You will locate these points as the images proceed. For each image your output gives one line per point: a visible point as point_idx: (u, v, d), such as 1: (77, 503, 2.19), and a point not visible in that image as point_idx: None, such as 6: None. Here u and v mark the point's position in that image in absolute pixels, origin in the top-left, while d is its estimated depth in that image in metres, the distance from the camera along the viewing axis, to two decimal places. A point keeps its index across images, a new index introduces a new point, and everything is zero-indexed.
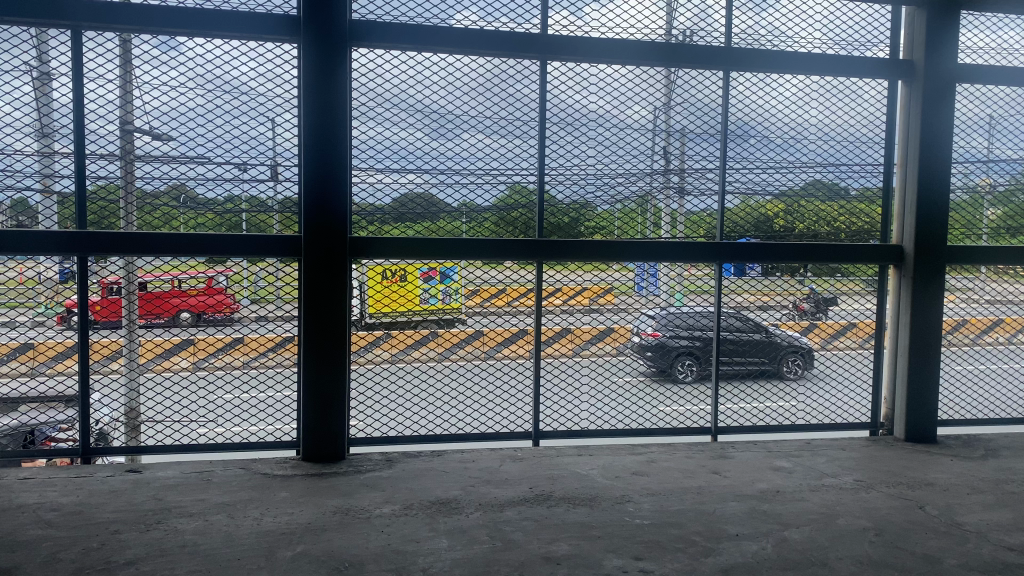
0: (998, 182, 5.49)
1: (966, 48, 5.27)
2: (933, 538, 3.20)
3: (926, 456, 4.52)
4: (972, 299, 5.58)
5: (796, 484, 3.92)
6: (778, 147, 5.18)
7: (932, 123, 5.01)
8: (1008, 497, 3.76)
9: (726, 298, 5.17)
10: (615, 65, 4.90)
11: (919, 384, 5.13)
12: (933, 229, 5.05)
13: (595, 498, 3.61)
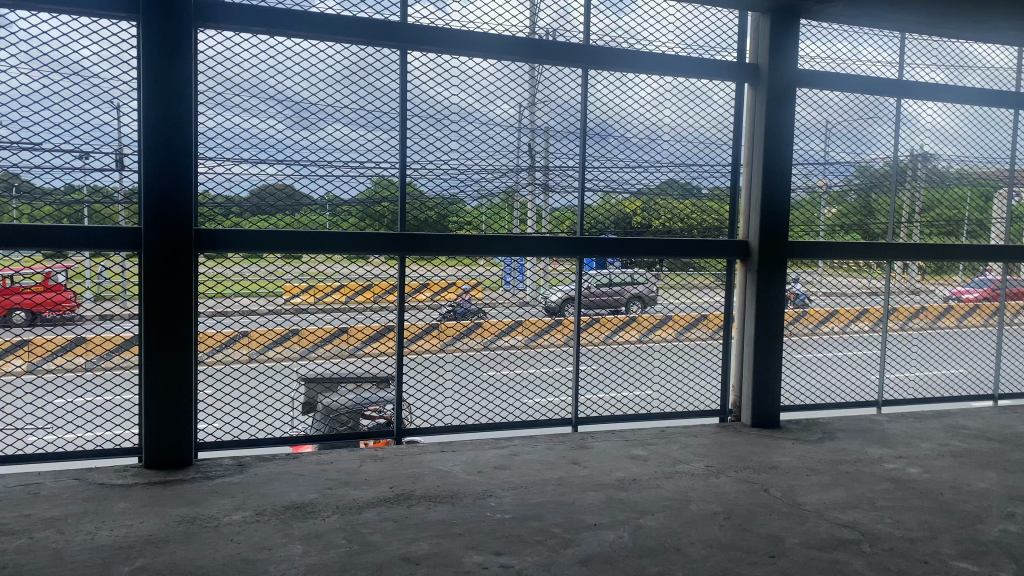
0: (834, 183, 5.91)
1: (807, 57, 5.59)
2: (776, 519, 3.36)
3: (770, 440, 4.77)
4: (810, 291, 5.93)
5: (651, 471, 4.04)
6: (637, 148, 5.31)
7: (776, 125, 5.27)
8: (843, 477, 4.03)
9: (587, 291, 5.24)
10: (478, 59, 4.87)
11: (764, 372, 5.40)
12: (776, 226, 5.34)
13: (456, 494, 3.57)
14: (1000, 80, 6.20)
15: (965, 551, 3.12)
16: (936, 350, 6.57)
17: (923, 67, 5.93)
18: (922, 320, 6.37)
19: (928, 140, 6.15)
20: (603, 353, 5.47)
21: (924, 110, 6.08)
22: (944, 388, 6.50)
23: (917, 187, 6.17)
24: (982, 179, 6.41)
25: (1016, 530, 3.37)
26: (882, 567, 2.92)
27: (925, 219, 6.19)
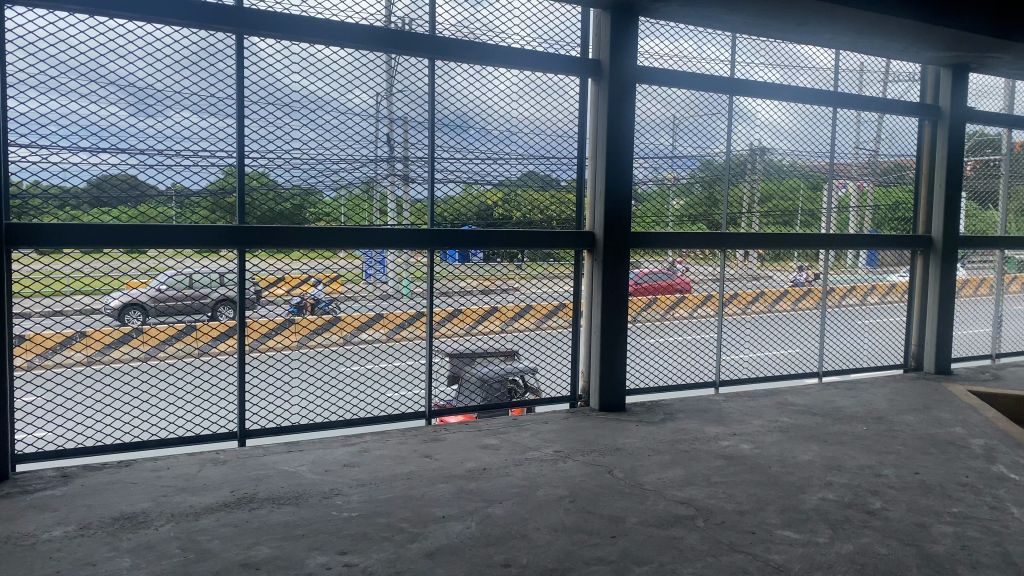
0: (682, 175, 6.19)
1: (645, 53, 5.80)
2: (618, 500, 3.49)
3: (617, 424, 4.94)
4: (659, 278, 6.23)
5: (501, 460, 4.09)
6: (496, 141, 5.35)
7: (617, 119, 5.43)
8: (682, 456, 4.23)
9: (450, 283, 5.29)
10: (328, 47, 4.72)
11: (611, 357, 5.58)
12: (620, 217, 5.52)
13: (301, 495, 3.48)
14: (826, 79, 6.67)
15: (788, 519, 3.35)
16: (770, 333, 6.90)
17: (751, 65, 6.28)
18: (761, 305, 6.78)
19: (763, 135, 6.54)
20: (469, 344, 5.42)
21: (760, 107, 6.47)
22: (774, 366, 6.84)
23: (755, 180, 6.53)
24: (815, 172, 6.83)
25: (832, 497, 3.66)
26: (714, 540, 3.09)
27: (763, 210, 6.55)
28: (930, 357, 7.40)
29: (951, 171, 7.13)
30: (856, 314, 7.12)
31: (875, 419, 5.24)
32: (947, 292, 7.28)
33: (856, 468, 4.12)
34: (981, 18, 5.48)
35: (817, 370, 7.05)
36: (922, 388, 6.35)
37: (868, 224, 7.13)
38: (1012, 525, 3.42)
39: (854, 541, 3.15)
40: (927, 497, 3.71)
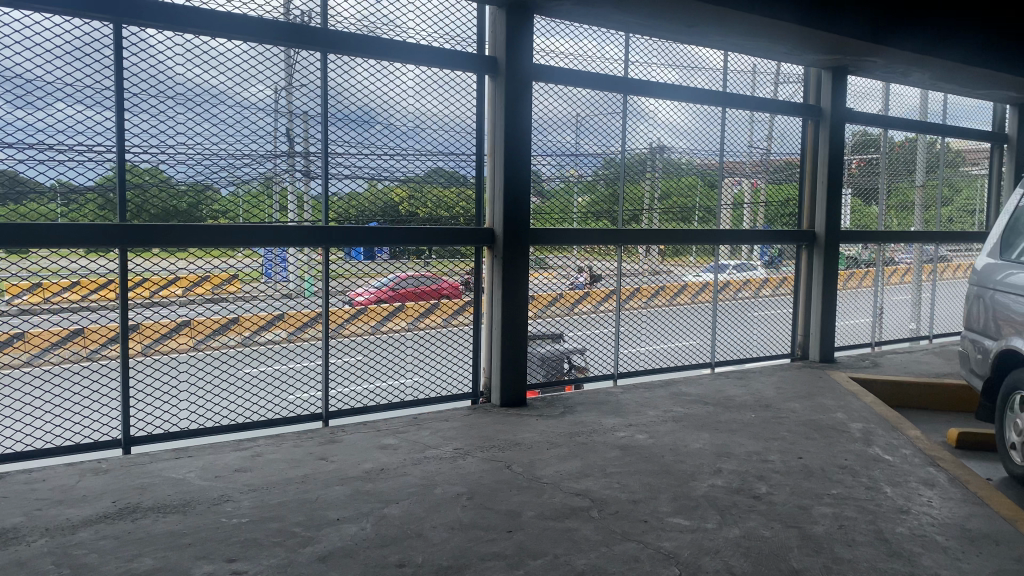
0: (585, 172, 6.28)
1: (541, 49, 5.83)
2: (515, 494, 3.51)
3: (517, 419, 4.97)
4: (564, 275, 6.28)
5: (399, 459, 4.05)
6: (402, 136, 5.29)
7: (514, 115, 5.45)
8: (579, 448, 4.30)
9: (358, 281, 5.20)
10: (223, 39, 4.59)
11: (512, 353, 5.59)
12: (518, 213, 5.54)
13: (189, 503, 3.35)
14: (719, 80, 6.90)
15: (679, 507, 3.45)
16: (666, 325, 7.02)
17: (646, 65, 6.42)
18: (661, 299, 6.90)
19: (662, 134, 6.72)
20: (374, 343, 5.36)
21: (659, 108, 6.66)
22: (670, 358, 7.06)
23: (655, 177, 6.69)
24: (712, 171, 7.05)
25: (721, 483, 3.79)
26: (608, 530, 3.15)
27: (664, 207, 6.77)
28: (814, 347, 7.73)
29: (834, 168, 7.46)
30: (748, 307, 7.42)
31: (763, 407, 5.46)
32: (829, 283, 7.60)
33: (744, 455, 4.27)
34: (858, 24, 5.77)
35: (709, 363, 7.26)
36: (808, 376, 6.66)
37: (760, 220, 7.42)
38: (885, 504, 3.62)
39: (741, 526, 3.27)
40: (809, 480, 3.89)
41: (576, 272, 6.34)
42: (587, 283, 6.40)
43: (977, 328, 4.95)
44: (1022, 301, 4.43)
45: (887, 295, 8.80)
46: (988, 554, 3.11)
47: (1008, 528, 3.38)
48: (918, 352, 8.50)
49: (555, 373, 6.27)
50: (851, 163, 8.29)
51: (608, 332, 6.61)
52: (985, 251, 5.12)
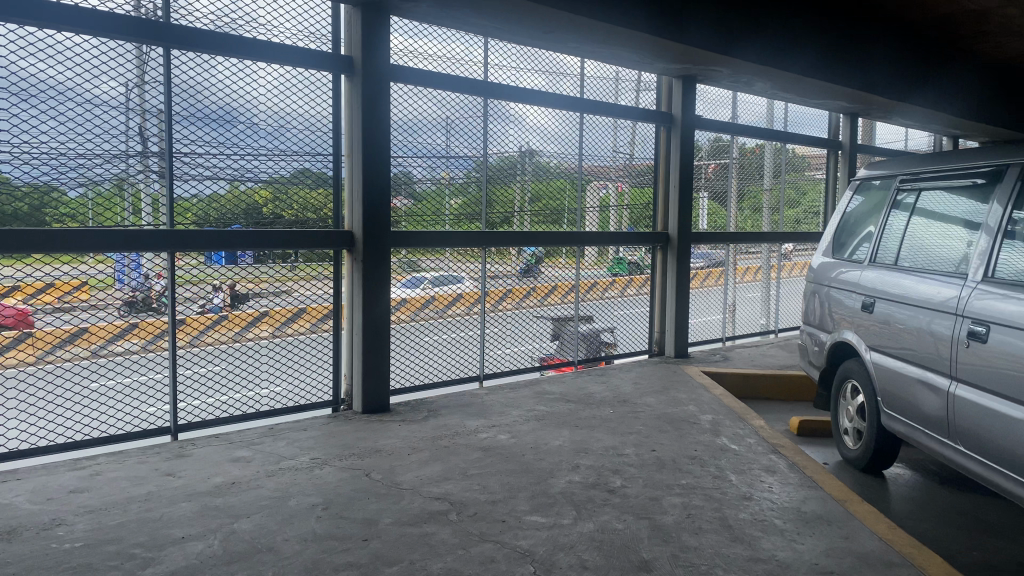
0: (456, 175, 6.31)
1: (399, 51, 5.79)
2: (372, 502, 3.46)
3: (379, 425, 4.91)
4: (443, 278, 6.28)
5: (252, 472, 3.91)
6: (266, 136, 5.13)
7: (371, 116, 5.34)
8: (440, 452, 4.29)
9: (218, 288, 5.00)
10: (62, 33, 4.24)
11: (372, 360, 5.50)
12: (377, 217, 5.44)
13: (15, 529, 3.10)
14: (576, 86, 7.02)
15: (536, 505, 3.50)
16: (536, 326, 7.09)
17: (514, 70, 6.53)
18: (533, 299, 6.95)
19: (532, 138, 6.82)
20: (237, 352, 5.15)
21: (528, 111, 6.75)
22: (534, 357, 7.12)
23: (525, 180, 6.80)
24: (582, 175, 7.26)
25: (579, 479, 3.87)
26: (465, 532, 3.16)
27: (534, 210, 6.85)
28: (669, 343, 8.03)
29: (683, 172, 7.79)
30: (609, 305, 7.61)
31: (621, 402, 5.64)
32: (682, 283, 7.92)
33: (601, 450, 4.39)
34: (706, 34, 6.08)
35: (605, 355, 7.72)
36: (663, 371, 6.94)
37: (626, 221, 7.71)
38: (730, 492, 3.81)
39: (595, 520, 3.36)
40: (661, 472, 4.05)
41: (451, 274, 6.34)
42: (461, 286, 6.41)
43: (814, 322, 5.30)
44: (852, 296, 4.76)
45: (738, 293, 9.29)
46: (821, 533, 3.33)
47: (838, 508, 3.63)
48: (764, 345, 9.03)
49: (596, 350, 7.62)
50: (707, 167, 8.72)
51: (476, 336, 6.59)
52: (820, 249, 5.48)
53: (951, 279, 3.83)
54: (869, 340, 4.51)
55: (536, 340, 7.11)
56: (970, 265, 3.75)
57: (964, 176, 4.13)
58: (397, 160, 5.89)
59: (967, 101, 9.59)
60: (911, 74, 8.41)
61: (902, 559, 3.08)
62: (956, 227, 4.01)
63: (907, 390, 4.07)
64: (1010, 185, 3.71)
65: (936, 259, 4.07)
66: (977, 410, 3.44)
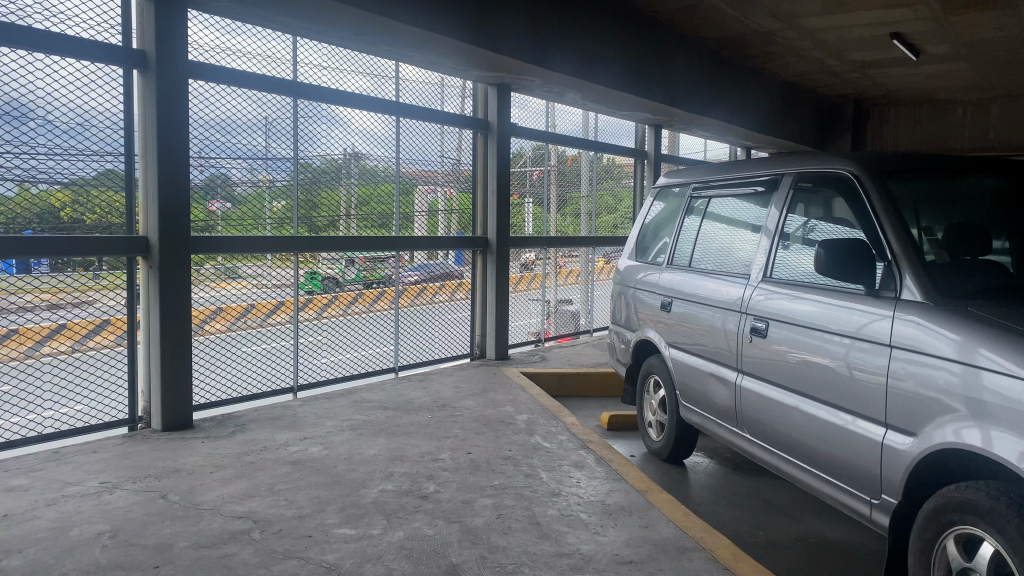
0: (278, 178, 6.07)
1: (195, 44, 5.38)
2: (166, 526, 3.25)
3: (180, 443, 4.63)
4: (268, 285, 6.08)
5: (29, 502, 3.55)
6: (65, 134, 4.76)
7: (168, 114, 5.01)
8: (246, 468, 4.10)
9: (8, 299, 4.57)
10: None
11: (172, 376, 5.14)
12: (176, 223, 5.11)
13: None
14: (390, 86, 6.89)
15: (346, 517, 3.43)
16: (361, 334, 6.89)
17: (340, 72, 6.41)
18: (360, 305, 6.83)
19: (357, 140, 6.68)
20: (25, 370, 4.72)
21: (354, 114, 6.63)
22: (351, 366, 6.92)
23: (351, 184, 6.64)
24: (401, 179, 7.15)
25: (391, 488, 3.83)
26: (267, 551, 3.03)
27: (360, 213, 6.75)
28: (490, 345, 8.11)
29: (501, 178, 7.87)
30: (432, 310, 7.63)
31: (440, 407, 5.64)
32: (501, 285, 8.00)
33: (417, 456, 4.37)
34: (518, 44, 6.23)
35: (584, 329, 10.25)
36: (483, 374, 7.01)
37: (455, 227, 7.78)
38: (540, 489, 3.91)
39: (405, 528, 3.33)
40: (475, 474, 4.09)
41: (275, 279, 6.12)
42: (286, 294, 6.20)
43: (621, 321, 5.56)
44: (653, 296, 5.04)
45: (557, 294, 9.56)
46: (622, 524, 3.48)
47: (640, 499, 3.82)
48: (579, 346, 9.34)
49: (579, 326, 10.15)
50: (530, 173, 8.91)
51: (289, 346, 6.33)
52: (626, 252, 5.75)
53: (737, 279, 4.12)
54: (668, 336, 4.79)
55: (360, 349, 6.94)
56: (753, 266, 4.04)
57: (749, 182, 4.42)
58: (217, 160, 5.64)
59: (758, 115, 10.44)
60: (709, 88, 9.03)
61: (695, 544, 3.28)
62: (744, 231, 4.27)
63: (702, 385, 4.34)
64: (786, 191, 3.99)
65: (725, 260, 4.36)
66: (760, 400, 3.74)
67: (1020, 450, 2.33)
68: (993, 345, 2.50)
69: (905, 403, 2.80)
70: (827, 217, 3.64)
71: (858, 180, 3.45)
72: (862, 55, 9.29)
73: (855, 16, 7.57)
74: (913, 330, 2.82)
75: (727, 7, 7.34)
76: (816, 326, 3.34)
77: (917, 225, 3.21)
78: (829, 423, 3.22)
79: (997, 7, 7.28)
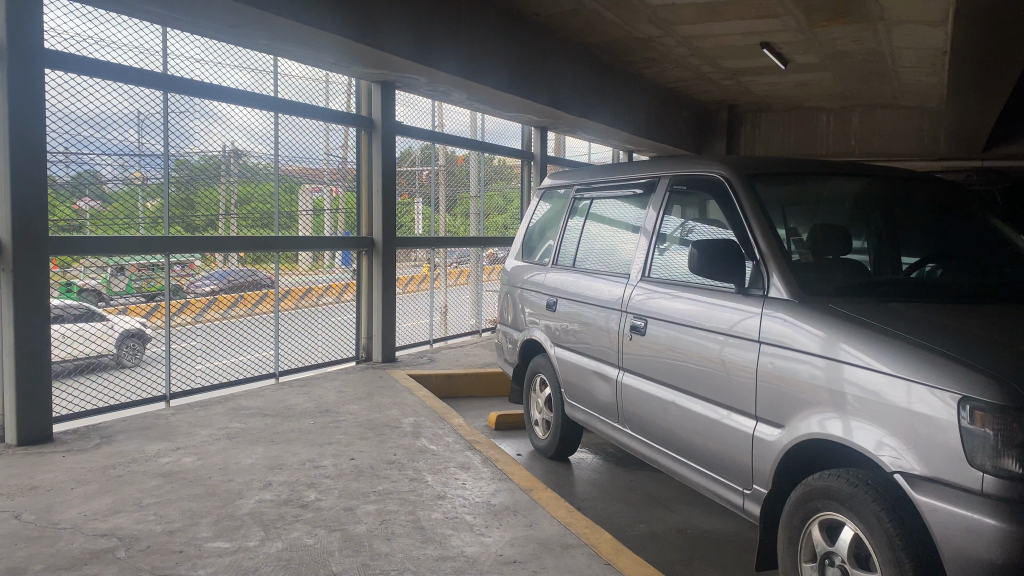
0: (151, 176, 5.78)
1: (51, 31, 5.02)
2: (18, 548, 3.02)
3: (37, 458, 4.32)
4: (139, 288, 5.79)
5: None
6: None
7: (25, 105, 4.68)
8: (112, 482, 3.87)
9: None
10: None
11: (29, 386, 4.80)
12: (33, 222, 4.77)
13: None
14: (271, 82, 6.64)
15: (219, 529, 3.28)
16: (242, 337, 6.67)
17: (218, 66, 6.16)
18: (241, 309, 6.60)
19: (238, 137, 6.42)
20: None
21: (233, 110, 6.36)
22: (230, 372, 6.66)
23: (231, 182, 6.39)
24: (284, 177, 6.92)
25: (270, 497, 3.70)
26: (133, 569, 2.86)
27: (241, 213, 6.50)
28: (376, 348, 7.96)
29: (387, 178, 7.74)
30: (316, 312, 7.43)
31: (322, 412, 5.50)
32: (388, 285, 7.87)
33: (297, 464, 4.24)
34: (402, 43, 6.17)
35: None
36: (368, 377, 6.89)
37: (341, 226, 7.63)
38: (424, 493, 3.86)
39: (283, 538, 3.22)
40: (358, 480, 4.00)
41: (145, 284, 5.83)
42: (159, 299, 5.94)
43: (508, 322, 5.57)
44: (539, 295, 5.08)
45: (446, 295, 9.52)
46: (507, 525, 3.48)
47: (525, 497, 3.84)
48: (468, 347, 9.32)
49: None
50: (419, 173, 8.84)
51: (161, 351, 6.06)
52: (513, 252, 5.78)
53: (618, 279, 4.21)
54: (553, 336, 4.84)
55: (241, 353, 6.71)
56: (632, 266, 4.13)
57: (628, 185, 4.52)
58: (83, 157, 5.33)
59: (639, 119, 10.74)
60: (593, 91, 9.23)
61: (577, 540, 3.32)
62: (624, 232, 4.36)
63: (585, 383, 4.41)
64: (662, 193, 4.10)
65: (606, 260, 4.44)
66: (639, 396, 3.83)
67: (877, 439, 2.47)
68: (853, 340, 2.64)
69: (773, 397, 2.93)
70: (703, 218, 3.75)
71: (729, 183, 3.58)
72: (735, 64, 9.71)
73: (729, 26, 7.90)
74: (781, 326, 2.95)
75: (608, 12, 7.50)
76: (691, 324, 3.45)
77: (784, 226, 3.37)
78: (704, 417, 3.33)
79: (856, 21, 7.75)
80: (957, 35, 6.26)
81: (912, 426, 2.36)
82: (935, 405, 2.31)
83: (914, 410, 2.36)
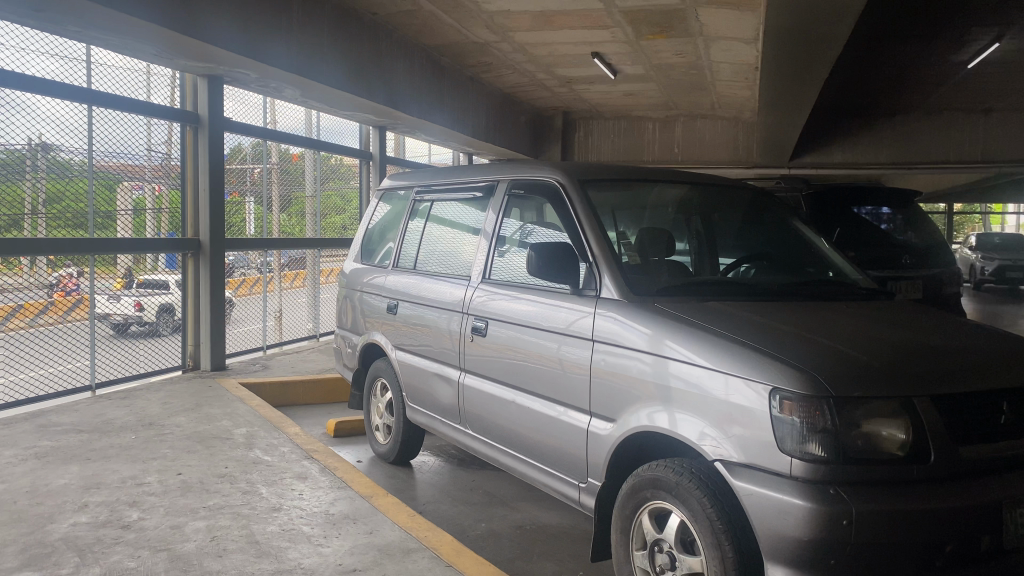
0: None
1: None
2: None
3: None
4: None
5: None
6: None
7: None
8: None
9: None
10: None
11: None
12: None
13: None
14: (83, 72, 6.16)
15: (27, 558, 3.01)
16: (52, 346, 6.22)
17: (21, 52, 5.64)
18: (50, 314, 6.17)
19: (46, 130, 5.90)
20: None
21: (41, 102, 5.83)
22: (37, 386, 6.16)
23: (38, 178, 5.90)
24: (100, 174, 6.45)
25: (85, 520, 3.43)
26: None
27: (51, 212, 6.02)
28: (204, 356, 7.52)
29: (214, 177, 7.37)
30: (135, 315, 6.98)
31: (145, 426, 5.17)
32: (217, 289, 7.51)
33: (117, 482, 3.96)
34: (229, 36, 5.89)
35: None
36: (197, 387, 6.53)
37: (164, 227, 7.19)
38: (258, 506, 3.72)
39: (101, 563, 3.00)
40: (185, 496, 3.79)
41: None
42: None
43: (347, 325, 5.47)
44: (379, 299, 5.01)
45: (281, 298, 9.21)
46: (346, 533, 3.41)
47: (365, 504, 3.78)
48: (305, 352, 9.04)
49: None
50: (251, 171, 8.49)
51: None
52: (352, 255, 5.68)
53: (459, 281, 4.23)
54: (393, 339, 4.80)
55: (51, 364, 6.22)
56: (473, 268, 4.17)
57: (468, 187, 4.55)
58: None
59: (478, 122, 10.86)
60: (431, 92, 9.24)
61: (418, 544, 3.31)
62: (464, 234, 4.40)
63: (426, 385, 4.41)
64: (501, 196, 4.15)
65: (447, 263, 4.45)
66: (479, 397, 3.87)
67: (700, 430, 2.63)
68: (677, 337, 2.79)
69: (606, 392, 3.05)
70: (540, 221, 3.85)
71: (564, 187, 3.69)
72: (569, 71, 10.02)
73: (561, 34, 8.15)
74: (612, 325, 3.08)
75: (446, 15, 7.54)
76: (529, 324, 3.53)
77: (614, 229, 3.52)
78: (542, 414, 3.42)
79: (678, 35, 8.22)
80: (766, 53, 6.78)
81: (731, 416, 2.54)
82: (750, 395, 2.49)
83: (732, 401, 2.54)
